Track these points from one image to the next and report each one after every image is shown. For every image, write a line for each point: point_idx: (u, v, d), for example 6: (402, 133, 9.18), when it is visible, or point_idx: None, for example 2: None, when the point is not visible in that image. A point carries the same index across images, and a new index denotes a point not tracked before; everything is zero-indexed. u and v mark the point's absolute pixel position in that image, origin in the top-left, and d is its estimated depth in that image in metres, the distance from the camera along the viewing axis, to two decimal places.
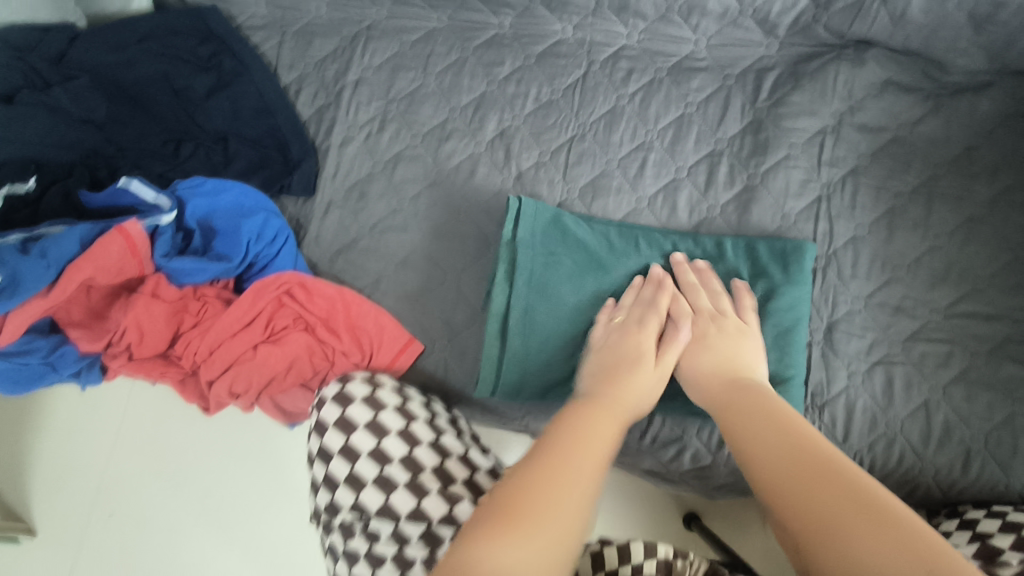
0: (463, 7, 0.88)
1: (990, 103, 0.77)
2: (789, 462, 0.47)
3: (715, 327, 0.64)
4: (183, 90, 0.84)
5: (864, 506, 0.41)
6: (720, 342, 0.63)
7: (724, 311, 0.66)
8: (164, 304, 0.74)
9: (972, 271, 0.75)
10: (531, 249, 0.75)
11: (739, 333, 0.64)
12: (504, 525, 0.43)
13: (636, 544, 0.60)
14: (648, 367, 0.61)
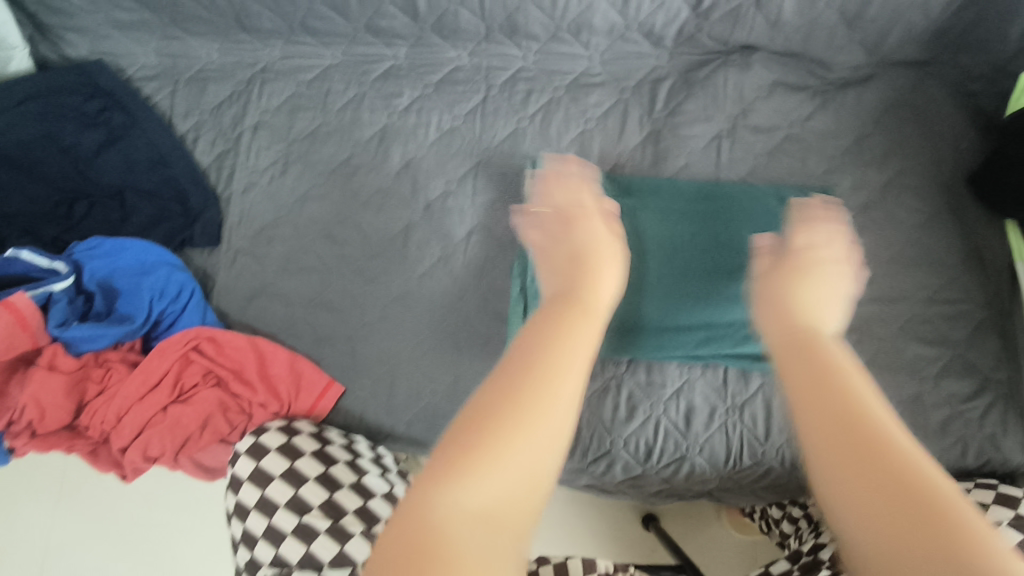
0: (357, 42, 0.87)
1: (874, 93, 0.80)
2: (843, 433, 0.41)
3: (817, 263, 0.60)
4: (73, 148, 0.82)
5: (912, 507, 0.36)
6: (834, 278, 0.58)
7: (829, 246, 0.62)
8: (62, 376, 0.71)
9: (873, 256, 0.76)
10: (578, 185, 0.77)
11: (840, 275, 0.59)
12: (458, 474, 0.40)
13: (574, 562, 0.64)
14: (608, 262, 0.60)
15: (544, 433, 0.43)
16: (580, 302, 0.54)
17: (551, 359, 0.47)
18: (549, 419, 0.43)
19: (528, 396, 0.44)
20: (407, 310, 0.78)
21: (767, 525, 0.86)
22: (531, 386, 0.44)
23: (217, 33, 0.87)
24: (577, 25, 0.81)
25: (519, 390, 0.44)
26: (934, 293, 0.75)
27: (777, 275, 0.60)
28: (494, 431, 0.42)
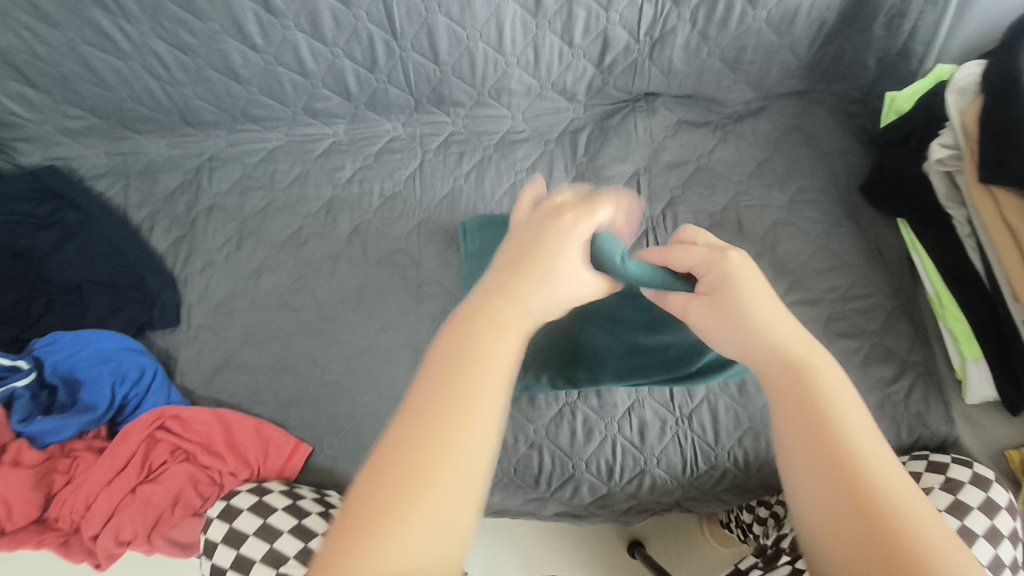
0: (298, 124, 0.93)
1: (766, 124, 0.90)
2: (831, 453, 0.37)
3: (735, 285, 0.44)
4: (27, 250, 0.84)
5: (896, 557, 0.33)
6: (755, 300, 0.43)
7: (731, 255, 0.46)
8: (28, 469, 0.72)
9: (789, 265, 0.84)
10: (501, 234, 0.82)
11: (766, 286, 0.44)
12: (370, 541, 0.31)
13: None
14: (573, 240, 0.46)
15: (459, 489, 0.33)
16: (512, 312, 0.40)
17: (464, 378, 0.36)
18: (461, 473, 0.33)
19: (445, 457, 0.33)
20: (367, 365, 0.82)
21: (743, 532, 0.89)
22: (447, 421, 0.34)
23: (163, 129, 0.92)
24: (498, 90, 0.89)
25: (427, 422, 0.34)
26: (847, 291, 0.82)
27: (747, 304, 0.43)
28: (405, 475, 0.33)
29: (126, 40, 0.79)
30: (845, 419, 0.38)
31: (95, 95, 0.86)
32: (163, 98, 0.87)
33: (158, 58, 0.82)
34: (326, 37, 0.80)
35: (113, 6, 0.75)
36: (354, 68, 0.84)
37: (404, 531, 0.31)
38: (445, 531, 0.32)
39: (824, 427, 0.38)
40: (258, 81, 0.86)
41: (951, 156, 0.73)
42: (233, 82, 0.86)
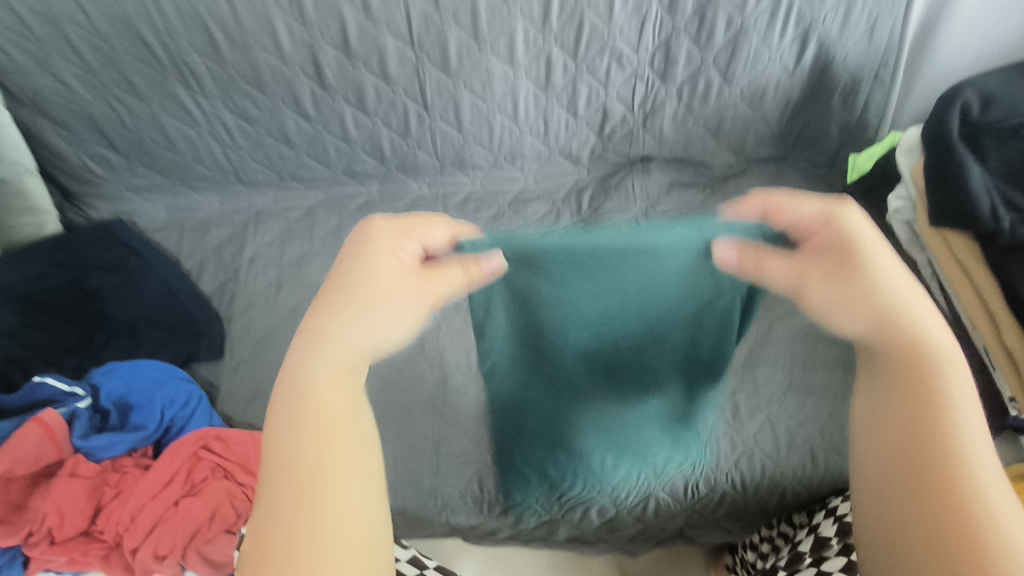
0: (336, 184, 1.06)
1: (748, 184, 1.03)
2: (925, 442, 0.38)
3: (860, 256, 0.45)
4: (94, 290, 0.95)
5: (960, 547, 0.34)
6: (869, 274, 0.45)
7: (851, 216, 0.46)
8: (83, 480, 0.79)
9: (773, 306, 0.93)
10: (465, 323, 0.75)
11: (887, 266, 0.45)
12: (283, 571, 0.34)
13: None
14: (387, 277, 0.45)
15: (348, 488, 0.37)
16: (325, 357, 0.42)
17: (310, 442, 0.38)
18: (347, 474, 0.38)
19: (315, 522, 0.35)
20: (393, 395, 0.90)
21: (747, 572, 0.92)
22: (309, 477, 0.37)
23: (219, 187, 1.05)
24: (512, 154, 1.02)
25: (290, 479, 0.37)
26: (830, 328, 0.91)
27: (861, 276, 0.45)
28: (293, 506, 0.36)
29: (199, 111, 0.94)
30: (954, 405, 0.39)
31: (166, 158, 1.00)
32: (223, 161, 1.01)
33: (225, 126, 0.96)
34: (368, 108, 0.94)
35: (194, 83, 0.90)
36: (389, 135, 0.98)
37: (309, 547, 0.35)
38: (349, 520, 0.36)
39: (930, 414, 0.39)
40: (306, 146, 1.00)
41: (905, 206, 0.87)
42: (285, 146, 1.00)
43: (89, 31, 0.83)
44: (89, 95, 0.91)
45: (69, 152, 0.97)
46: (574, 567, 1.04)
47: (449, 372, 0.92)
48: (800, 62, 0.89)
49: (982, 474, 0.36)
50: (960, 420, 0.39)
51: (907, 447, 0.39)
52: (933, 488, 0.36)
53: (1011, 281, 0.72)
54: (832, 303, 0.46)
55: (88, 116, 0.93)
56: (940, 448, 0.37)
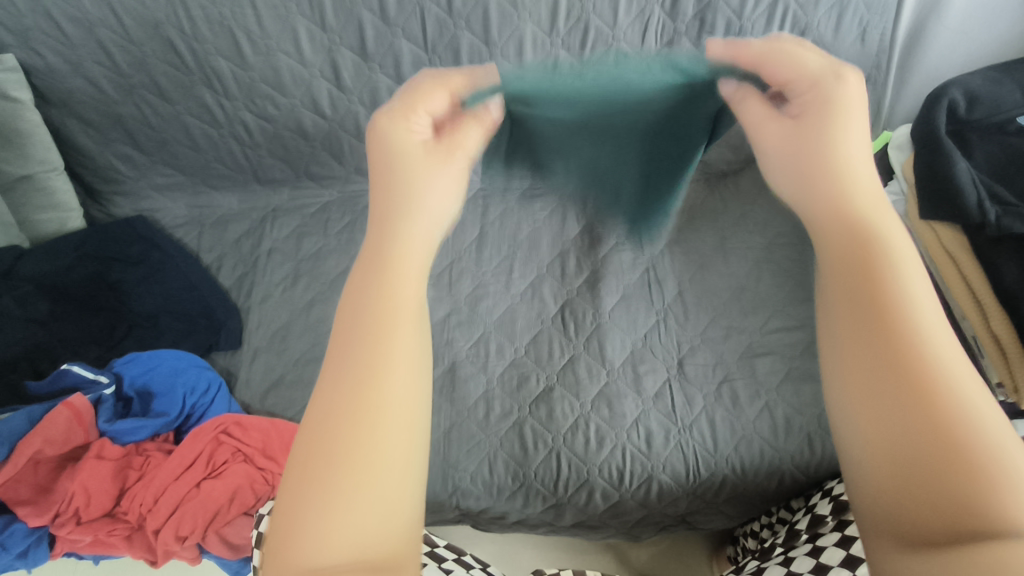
0: (350, 181, 1.10)
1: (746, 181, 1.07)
2: (874, 315, 0.37)
3: (830, 103, 0.49)
4: (117, 283, 0.98)
5: (922, 400, 0.34)
6: (835, 126, 0.48)
7: (846, 83, 0.49)
8: (109, 462, 0.82)
9: (770, 299, 0.96)
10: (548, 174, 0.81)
11: (843, 111, 0.48)
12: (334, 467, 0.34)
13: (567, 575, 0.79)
14: (421, 156, 0.51)
15: (399, 408, 0.37)
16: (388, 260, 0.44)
17: (383, 292, 0.41)
18: (399, 396, 0.37)
19: (361, 434, 0.35)
20: None
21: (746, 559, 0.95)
22: (374, 335, 0.39)
23: (237, 186, 1.09)
24: None
25: (360, 329, 0.39)
26: None
27: (830, 125, 0.48)
28: (348, 419, 0.36)
29: (221, 112, 0.98)
30: (898, 267, 0.39)
31: (187, 157, 1.04)
32: (242, 160, 1.05)
33: (245, 127, 1.00)
34: None
35: (218, 85, 0.94)
36: None
37: (357, 456, 0.35)
38: (391, 443, 0.35)
39: (870, 283, 0.39)
40: (322, 145, 1.04)
41: (899, 200, 0.91)
42: (302, 145, 1.04)
43: (121, 37, 0.87)
44: (117, 96, 0.94)
45: (96, 151, 1.01)
46: (578, 554, 1.07)
47: (459, 361, 0.95)
48: None
49: (920, 323, 0.37)
50: (902, 275, 0.39)
51: (857, 315, 0.38)
52: (886, 341, 0.36)
53: (997, 272, 0.76)
54: (801, 149, 0.50)
55: (116, 117, 0.97)
56: (883, 307, 0.37)
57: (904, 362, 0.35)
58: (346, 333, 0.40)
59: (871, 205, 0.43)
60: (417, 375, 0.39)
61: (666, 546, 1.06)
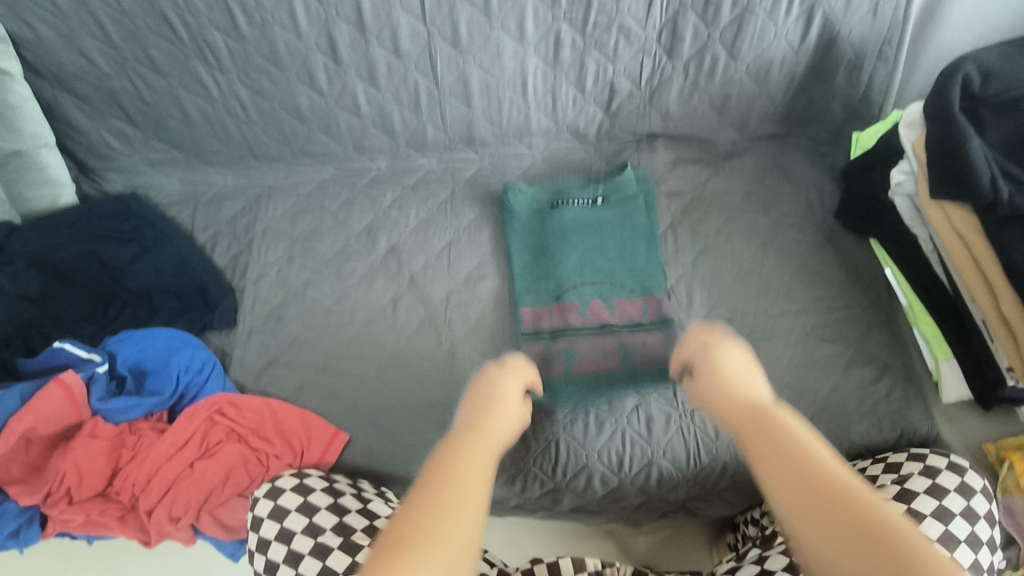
0: (347, 159, 1.08)
1: (751, 161, 1.04)
2: (802, 488, 0.47)
3: (713, 359, 0.67)
4: (110, 261, 0.96)
5: (859, 534, 0.42)
6: (733, 370, 0.65)
7: (733, 350, 0.68)
8: (102, 441, 0.80)
9: (773, 282, 0.95)
10: (541, 227, 0.99)
11: (751, 369, 0.66)
12: (412, 550, 0.45)
13: (566, 560, 0.78)
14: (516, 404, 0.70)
15: (462, 528, 0.48)
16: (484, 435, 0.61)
17: (469, 454, 0.57)
18: (469, 518, 0.49)
19: (433, 530, 0.47)
20: (402, 364, 0.92)
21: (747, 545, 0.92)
22: (461, 460, 0.56)
23: (232, 162, 1.07)
24: (520, 131, 1.04)
25: (453, 456, 0.56)
26: (829, 302, 0.93)
27: (716, 371, 0.65)
28: (425, 528, 0.47)
29: (215, 87, 0.95)
30: (811, 447, 0.50)
31: (181, 133, 1.02)
32: (237, 136, 1.03)
33: (240, 102, 0.98)
34: (380, 83, 0.96)
35: (212, 58, 0.92)
36: (400, 110, 1.00)
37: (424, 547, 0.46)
38: (452, 549, 0.46)
39: (791, 460, 0.50)
40: (317, 121, 1.01)
41: (908, 180, 0.87)
42: (298, 122, 1.01)
43: (113, 8, 0.85)
44: (109, 69, 0.92)
45: (88, 126, 0.99)
46: (576, 540, 1.05)
47: (457, 343, 0.93)
48: (805, 39, 0.90)
49: (847, 482, 0.47)
50: (819, 452, 0.50)
51: (786, 489, 0.48)
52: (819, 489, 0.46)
53: (1007, 252, 0.74)
54: (717, 398, 0.63)
55: (108, 91, 0.95)
56: (813, 480, 0.47)
57: (831, 500, 0.45)
58: (444, 465, 0.54)
59: (777, 407, 0.57)
60: (472, 531, 0.48)
61: (666, 535, 1.04)
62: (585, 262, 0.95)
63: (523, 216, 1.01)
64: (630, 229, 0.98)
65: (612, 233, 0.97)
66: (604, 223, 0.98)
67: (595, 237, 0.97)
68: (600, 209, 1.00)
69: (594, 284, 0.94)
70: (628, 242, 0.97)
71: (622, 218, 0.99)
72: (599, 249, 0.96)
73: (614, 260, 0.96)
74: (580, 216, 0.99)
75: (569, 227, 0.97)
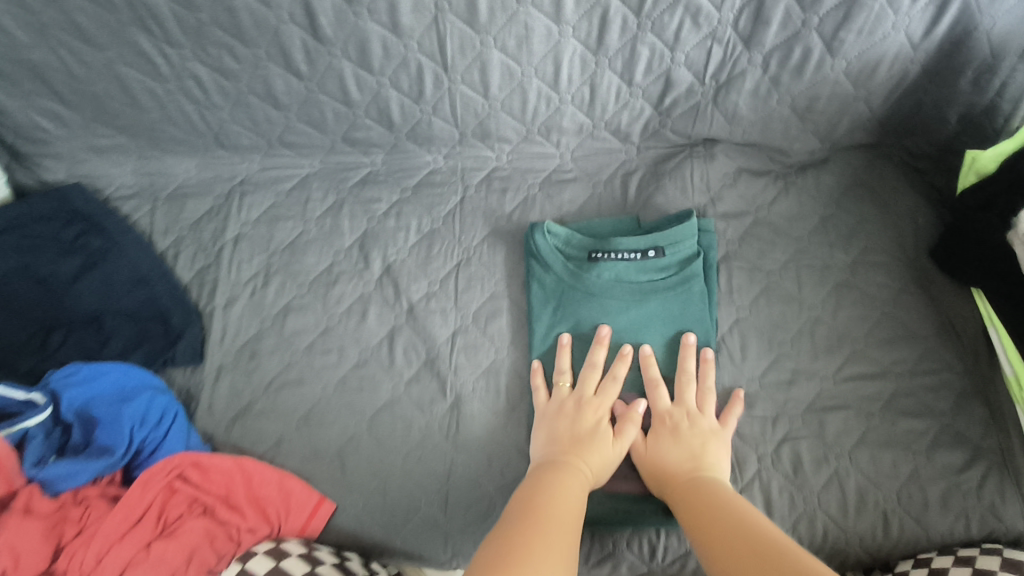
0: (335, 152, 0.89)
1: (831, 176, 0.85)
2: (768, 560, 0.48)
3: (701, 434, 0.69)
4: (49, 277, 0.81)
5: None
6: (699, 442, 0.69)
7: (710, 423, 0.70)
8: (38, 519, 0.67)
9: (850, 337, 0.78)
10: (574, 290, 0.79)
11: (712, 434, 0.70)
12: None
13: None
14: (607, 438, 0.68)
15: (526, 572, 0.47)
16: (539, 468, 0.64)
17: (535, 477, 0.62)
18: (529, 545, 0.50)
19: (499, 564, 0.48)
20: (398, 418, 0.77)
21: None
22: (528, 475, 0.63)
23: (197, 152, 0.88)
24: (548, 128, 0.84)
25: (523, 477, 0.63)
26: (915, 365, 0.77)
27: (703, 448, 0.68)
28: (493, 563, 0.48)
29: (165, 63, 0.75)
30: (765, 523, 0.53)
31: (128, 116, 0.82)
32: (198, 121, 0.83)
33: (198, 82, 0.78)
34: (374, 67, 0.75)
35: (157, 29, 0.71)
36: (399, 99, 0.80)
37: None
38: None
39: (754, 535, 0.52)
40: (297, 108, 0.81)
41: None
42: (273, 108, 0.81)
43: None
44: (26, 39, 0.72)
45: (12, 106, 0.80)
46: None
47: (464, 395, 0.78)
48: (930, 34, 0.70)
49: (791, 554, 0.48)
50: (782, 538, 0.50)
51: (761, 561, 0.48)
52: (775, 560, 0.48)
53: None
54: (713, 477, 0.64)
55: (29, 65, 0.75)
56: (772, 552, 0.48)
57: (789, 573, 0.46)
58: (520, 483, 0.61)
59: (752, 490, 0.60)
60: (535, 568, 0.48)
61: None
62: (622, 336, 0.77)
63: (548, 269, 0.80)
64: (679, 301, 0.77)
65: (654, 313, 0.77)
66: (647, 303, 0.77)
67: (636, 308, 0.77)
68: (645, 273, 0.78)
69: (632, 375, 0.76)
70: (673, 315, 0.77)
71: (672, 282, 0.77)
72: (640, 328, 0.77)
73: (655, 340, 0.77)
74: (619, 281, 0.78)
75: (605, 300, 0.78)
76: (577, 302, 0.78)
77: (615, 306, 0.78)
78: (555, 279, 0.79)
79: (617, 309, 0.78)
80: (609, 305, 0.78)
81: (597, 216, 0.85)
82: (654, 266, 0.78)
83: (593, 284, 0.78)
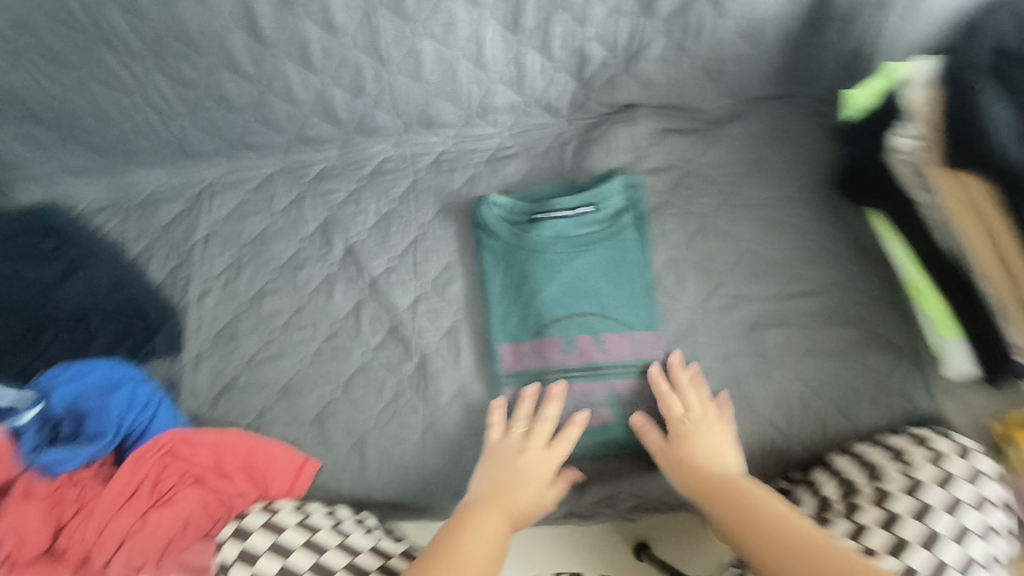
0: (292, 150, 0.96)
1: (743, 127, 0.95)
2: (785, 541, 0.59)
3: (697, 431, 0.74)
4: (33, 283, 0.86)
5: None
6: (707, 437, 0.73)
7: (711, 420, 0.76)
8: (37, 501, 0.73)
9: (775, 265, 0.87)
10: (520, 249, 0.86)
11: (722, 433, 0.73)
12: None
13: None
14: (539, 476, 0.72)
15: None
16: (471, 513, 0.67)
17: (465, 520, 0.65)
18: None
19: None
20: (371, 380, 0.84)
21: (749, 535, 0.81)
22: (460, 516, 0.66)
23: (163, 161, 0.95)
24: (484, 108, 0.92)
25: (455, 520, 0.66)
26: (833, 283, 0.86)
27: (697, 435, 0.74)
28: None
29: (130, 76, 0.82)
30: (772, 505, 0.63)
31: (97, 132, 0.89)
32: (162, 130, 0.90)
33: (160, 93, 0.85)
34: (316, 67, 0.83)
35: (120, 45, 0.78)
36: (347, 93, 0.88)
37: None
38: None
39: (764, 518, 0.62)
40: (253, 111, 0.89)
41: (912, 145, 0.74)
42: (230, 112, 0.89)
43: None
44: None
45: None
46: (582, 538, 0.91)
47: (430, 354, 0.85)
48: None
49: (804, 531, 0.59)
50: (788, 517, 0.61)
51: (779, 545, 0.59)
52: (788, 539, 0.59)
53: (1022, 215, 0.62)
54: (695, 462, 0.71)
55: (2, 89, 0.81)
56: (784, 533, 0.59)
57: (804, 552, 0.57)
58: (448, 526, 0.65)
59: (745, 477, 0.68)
60: None
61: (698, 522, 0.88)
62: (566, 283, 0.84)
63: (496, 233, 0.87)
64: (614, 248, 0.85)
65: (593, 261, 0.85)
66: (585, 253, 0.85)
67: (576, 258, 0.85)
68: (580, 228, 0.86)
69: (580, 316, 0.82)
70: (610, 262, 0.85)
71: (606, 234, 0.86)
72: (582, 274, 0.84)
73: (596, 283, 0.84)
74: (559, 236, 0.85)
75: (548, 254, 0.85)
76: (524, 257, 0.85)
77: (557, 258, 0.85)
78: (501, 242, 0.87)
79: (560, 261, 0.85)
80: (552, 258, 0.85)
81: (537, 184, 0.94)
82: (590, 218, 0.86)
83: (536, 241, 0.85)
